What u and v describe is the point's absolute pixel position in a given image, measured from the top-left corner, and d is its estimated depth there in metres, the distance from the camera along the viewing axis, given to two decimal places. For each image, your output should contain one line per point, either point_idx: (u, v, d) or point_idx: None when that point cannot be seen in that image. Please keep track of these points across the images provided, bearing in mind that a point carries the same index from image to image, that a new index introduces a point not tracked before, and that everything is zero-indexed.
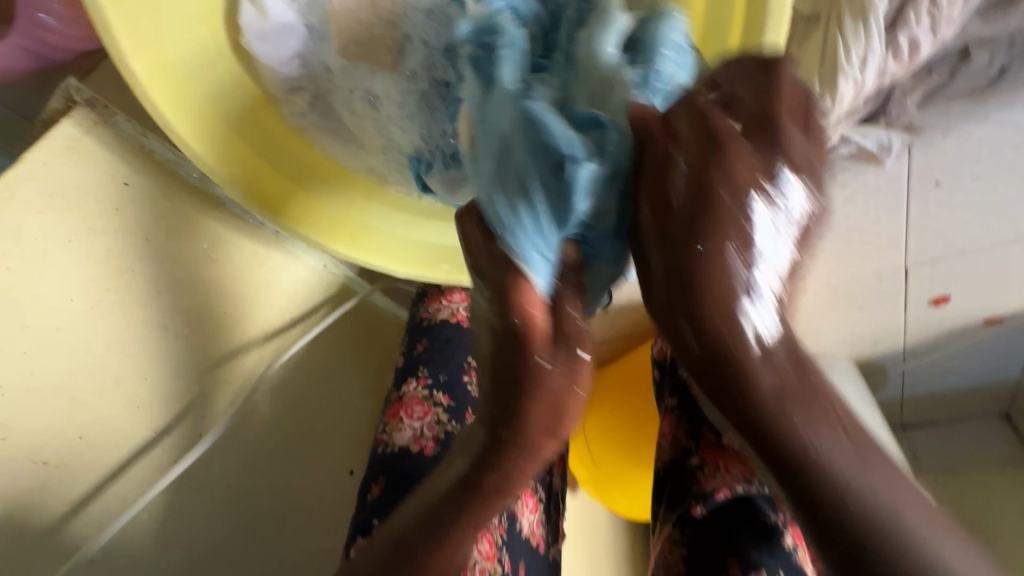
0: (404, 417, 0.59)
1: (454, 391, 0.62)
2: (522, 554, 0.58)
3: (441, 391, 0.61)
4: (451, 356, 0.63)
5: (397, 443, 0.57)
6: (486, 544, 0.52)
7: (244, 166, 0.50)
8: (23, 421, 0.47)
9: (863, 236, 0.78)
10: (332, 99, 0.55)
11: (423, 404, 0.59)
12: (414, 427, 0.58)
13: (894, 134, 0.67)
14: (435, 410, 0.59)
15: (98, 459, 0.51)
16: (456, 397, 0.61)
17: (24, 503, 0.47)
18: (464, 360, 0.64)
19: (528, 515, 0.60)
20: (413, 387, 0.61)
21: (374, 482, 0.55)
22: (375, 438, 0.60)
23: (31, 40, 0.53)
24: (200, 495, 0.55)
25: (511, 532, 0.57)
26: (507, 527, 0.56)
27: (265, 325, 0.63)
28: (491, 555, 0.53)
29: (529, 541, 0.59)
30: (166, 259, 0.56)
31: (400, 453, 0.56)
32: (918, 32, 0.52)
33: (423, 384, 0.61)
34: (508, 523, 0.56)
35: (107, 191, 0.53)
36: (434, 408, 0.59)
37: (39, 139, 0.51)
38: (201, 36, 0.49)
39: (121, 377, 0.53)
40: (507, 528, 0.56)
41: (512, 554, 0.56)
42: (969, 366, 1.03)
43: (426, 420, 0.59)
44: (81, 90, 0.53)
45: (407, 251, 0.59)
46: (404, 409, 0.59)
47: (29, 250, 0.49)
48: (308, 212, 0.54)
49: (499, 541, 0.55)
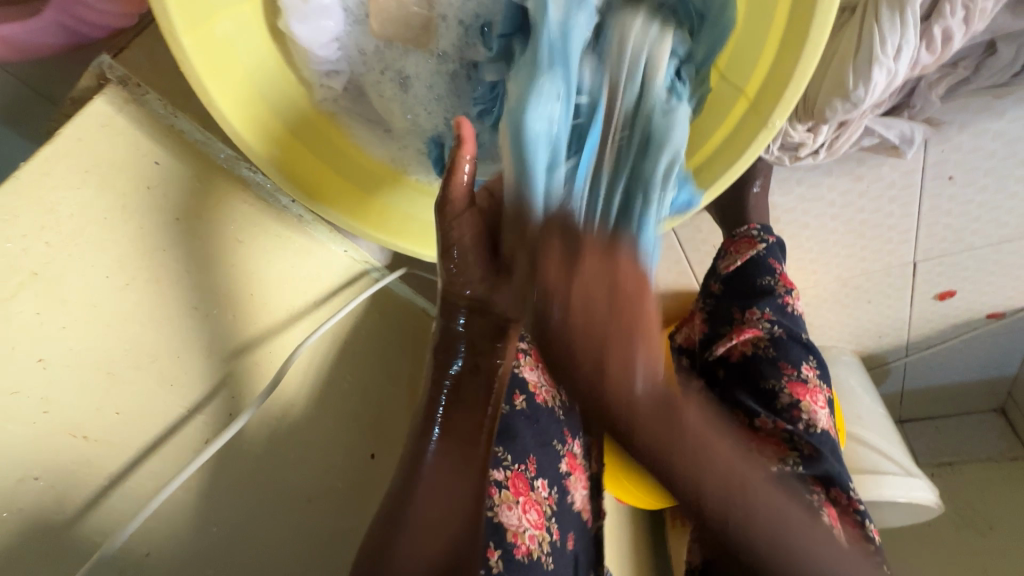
0: None
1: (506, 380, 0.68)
2: (572, 525, 0.67)
3: None
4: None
5: None
6: (534, 514, 0.61)
7: (284, 149, 0.51)
8: (64, 397, 0.47)
9: (874, 229, 0.80)
10: (364, 83, 0.58)
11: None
12: None
13: (917, 126, 0.67)
14: None
15: (133, 435, 0.50)
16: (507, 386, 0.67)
17: (63, 479, 0.46)
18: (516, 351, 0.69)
19: (579, 489, 0.70)
20: None
21: None
22: None
23: (68, 16, 0.52)
24: (230, 472, 0.56)
25: (560, 502, 0.66)
26: (557, 498, 0.66)
27: (289, 308, 0.64)
28: (540, 524, 0.61)
29: (580, 513, 0.69)
30: (197, 238, 0.56)
31: None
32: (952, 23, 0.54)
33: None
34: (557, 495, 0.66)
35: (135, 167, 0.52)
36: None
37: (73, 114, 0.49)
38: (243, 13, 0.49)
39: (156, 354, 0.53)
40: (558, 499, 0.66)
41: (559, 524, 0.65)
42: (969, 361, 1.04)
43: None
44: (114, 67, 0.52)
45: (431, 232, 0.59)
46: None
47: (68, 225, 0.48)
48: (345, 198, 0.55)
49: (548, 511, 0.64)
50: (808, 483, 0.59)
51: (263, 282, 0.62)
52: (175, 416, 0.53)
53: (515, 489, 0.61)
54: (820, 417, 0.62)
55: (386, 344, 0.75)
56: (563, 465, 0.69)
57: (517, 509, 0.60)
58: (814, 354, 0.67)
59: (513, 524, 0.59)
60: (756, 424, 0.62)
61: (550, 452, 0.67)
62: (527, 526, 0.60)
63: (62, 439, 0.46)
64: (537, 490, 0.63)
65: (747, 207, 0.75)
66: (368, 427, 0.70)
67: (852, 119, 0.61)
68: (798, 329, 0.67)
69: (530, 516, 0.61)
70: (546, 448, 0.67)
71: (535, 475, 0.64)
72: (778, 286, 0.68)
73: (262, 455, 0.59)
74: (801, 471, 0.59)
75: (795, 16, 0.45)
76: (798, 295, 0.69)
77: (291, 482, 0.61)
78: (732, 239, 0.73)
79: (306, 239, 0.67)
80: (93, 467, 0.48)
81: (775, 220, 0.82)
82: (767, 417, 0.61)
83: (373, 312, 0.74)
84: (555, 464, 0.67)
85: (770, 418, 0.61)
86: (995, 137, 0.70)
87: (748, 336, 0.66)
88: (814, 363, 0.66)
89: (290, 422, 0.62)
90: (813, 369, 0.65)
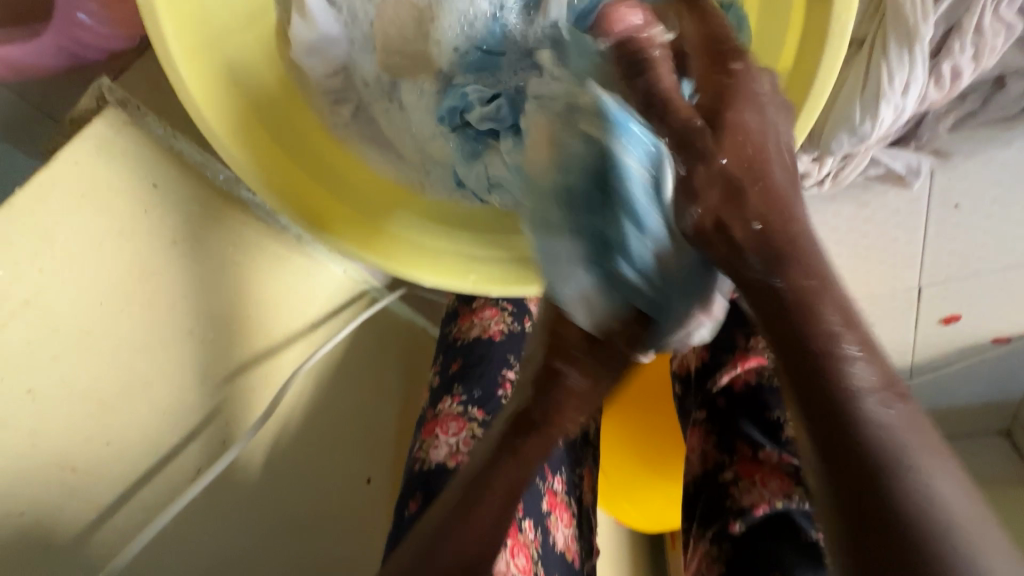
0: (439, 433, 0.60)
1: (488, 405, 0.63)
2: (557, 568, 0.60)
3: (475, 406, 0.62)
4: (485, 371, 0.65)
5: (434, 460, 0.58)
6: (522, 558, 0.55)
7: (284, 174, 0.49)
8: (54, 427, 0.46)
9: (880, 255, 0.79)
10: (372, 111, 0.59)
11: (459, 420, 0.60)
12: (449, 444, 0.59)
13: (923, 157, 0.68)
14: (470, 424, 0.60)
15: (125, 466, 0.50)
16: (490, 412, 0.62)
17: (49, 513, 0.45)
18: (498, 374, 0.65)
19: (562, 528, 0.63)
20: (448, 405, 0.62)
21: (411, 498, 0.55)
22: (410, 455, 0.61)
23: (70, 41, 0.52)
24: (223, 502, 0.55)
25: (545, 545, 0.59)
26: (542, 541, 0.59)
27: (287, 330, 0.63)
28: (527, 569, 0.55)
29: (565, 555, 0.62)
30: (193, 262, 0.56)
31: (437, 469, 0.57)
32: (961, 61, 0.54)
33: (458, 401, 0.62)
34: (542, 537, 0.59)
35: (133, 191, 0.52)
36: (469, 424, 0.60)
37: (72, 138, 0.49)
38: (244, 43, 0.50)
39: (149, 383, 0.52)
40: (543, 542, 0.59)
41: (547, 567, 0.58)
42: (976, 386, 1.02)
43: (461, 436, 0.59)
44: (113, 89, 0.51)
45: (440, 255, 0.56)
46: (439, 426, 0.60)
47: (62, 252, 0.48)
48: (348, 223, 0.53)
49: (534, 555, 0.57)
50: (812, 519, 0.55)
51: (261, 305, 0.61)
52: (168, 444, 0.53)
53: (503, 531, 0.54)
54: None
55: (382, 365, 0.74)
56: (545, 503, 0.62)
57: (506, 554, 0.53)
58: None
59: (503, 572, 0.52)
60: (758, 456, 0.59)
61: (535, 491, 0.61)
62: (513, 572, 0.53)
63: (52, 472, 0.46)
64: (525, 532, 0.57)
65: None
66: (363, 452, 0.68)
67: (857, 151, 0.61)
68: None
69: (519, 561, 0.55)
70: (532, 485, 0.61)
71: (523, 514, 0.58)
72: None
73: (255, 484, 0.58)
74: (806, 508, 0.54)
75: (808, 38, 0.45)
76: None
77: (284, 511, 0.60)
78: None
79: (304, 259, 0.65)
80: (82, 501, 0.47)
81: None
82: (772, 449, 0.59)
83: (370, 333, 0.73)
84: (539, 501, 0.61)
85: (775, 450, 0.59)
86: (1002, 166, 0.70)
87: (752, 363, 0.64)
88: None
89: (284, 449, 0.61)
90: None
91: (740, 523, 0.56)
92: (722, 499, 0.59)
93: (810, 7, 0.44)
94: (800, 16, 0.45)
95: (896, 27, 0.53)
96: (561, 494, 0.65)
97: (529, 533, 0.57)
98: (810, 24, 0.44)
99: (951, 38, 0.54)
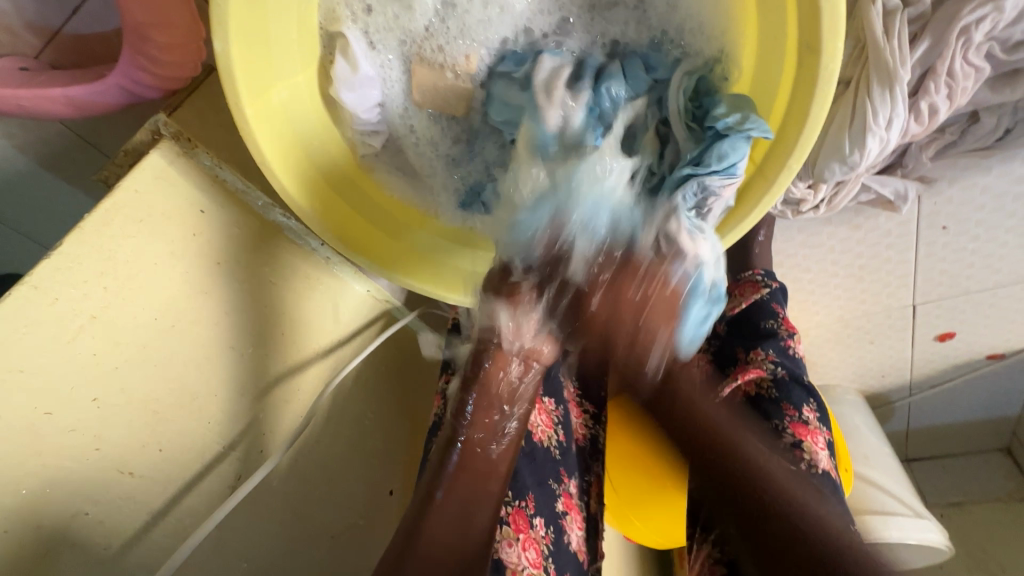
0: None
1: None
2: (569, 565, 0.63)
3: None
4: None
5: None
6: (533, 553, 0.59)
7: (327, 204, 0.56)
8: (115, 433, 0.50)
9: (874, 273, 0.84)
10: (402, 143, 0.63)
11: None
12: None
13: (909, 184, 0.73)
14: None
15: (173, 470, 0.53)
16: None
17: (107, 511, 0.49)
18: None
19: (575, 530, 0.66)
20: None
21: None
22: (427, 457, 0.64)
23: (129, 81, 0.55)
24: (259, 509, 0.58)
25: (557, 543, 0.63)
26: (554, 539, 0.62)
27: (317, 346, 0.67)
28: (537, 563, 0.59)
29: (577, 554, 0.66)
30: (235, 281, 0.60)
31: None
32: (937, 99, 0.60)
33: None
34: (554, 534, 0.62)
35: (185, 217, 0.56)
36: None
37: (132, 169, 0.53)
38: (297, 82, 0.55)
39: (196, 394, 0.56)
40: (554, 539, 0.62)
41: (558, 564, 0.62)
42: (974, 403, 1.04)
43: None
44: (169, 124, 0.56)
45: (447, 272, 0.61)
46: None
47: (125, 271, 0.52)
48: (377, 245, 0.59)
49: (545, 551, 0.61)
50: None
51: (294, 323, 0.65)
52: (212, 452, 0.56)
53: (516, 525, 0.60)
54: (821, 457, 0.63)
55: (403, 381, 0.77)
56: (560, 504, 0.66)
57: (517, 546, 0.59)
58: (814, 396, 0.68)
59: (512, 563, 0.58)
60: None
61: (546, 492, 0.65)
62: (524, 563, 0.58)
63: (112, 474, 0.50)
64: (537, 528, 0.61)
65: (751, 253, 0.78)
66: (387, 464, 0.71)
67: (848, 179, 0.66)
68: (800, 372, 0.69)
69: (530, 554, 0.59)
70: (543, 485, 0.65)
71: (534, 511, 0.62)
72: (780, 329, 0.71)
73: (289, 494, 0.61)
74: None
75: (800, 82, 0.49)
76: (800, 338, 0.71)
77: (313, 520, 0.62)
78: (736, 282, 0.77)
79: (333, 280, 0.69)
80: (136, 504, 0.51)
81: (779, 264, 0.85)
82: None
83: (389, 352, 0.76)
84: (552, 501, 0.65)
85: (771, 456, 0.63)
86: (984, 191, 0.75)
87: (751, 375, 0.68)
88: (814, 405, 0.67)
89: (316, 459, 0.64)
90: (813, 411, 0.67)
91: (735, 526, 0.61)
92: (723, 503, 0.62)
93: (798, 59, 0.48)
94: (792, 61, 0.49)
95: (878, 71, 0.59)
96: (574, 498, 0.69)
97: (541, 529, 0.61)
98: (802, 67, 0.48)
99: (927, 80, 0.60)
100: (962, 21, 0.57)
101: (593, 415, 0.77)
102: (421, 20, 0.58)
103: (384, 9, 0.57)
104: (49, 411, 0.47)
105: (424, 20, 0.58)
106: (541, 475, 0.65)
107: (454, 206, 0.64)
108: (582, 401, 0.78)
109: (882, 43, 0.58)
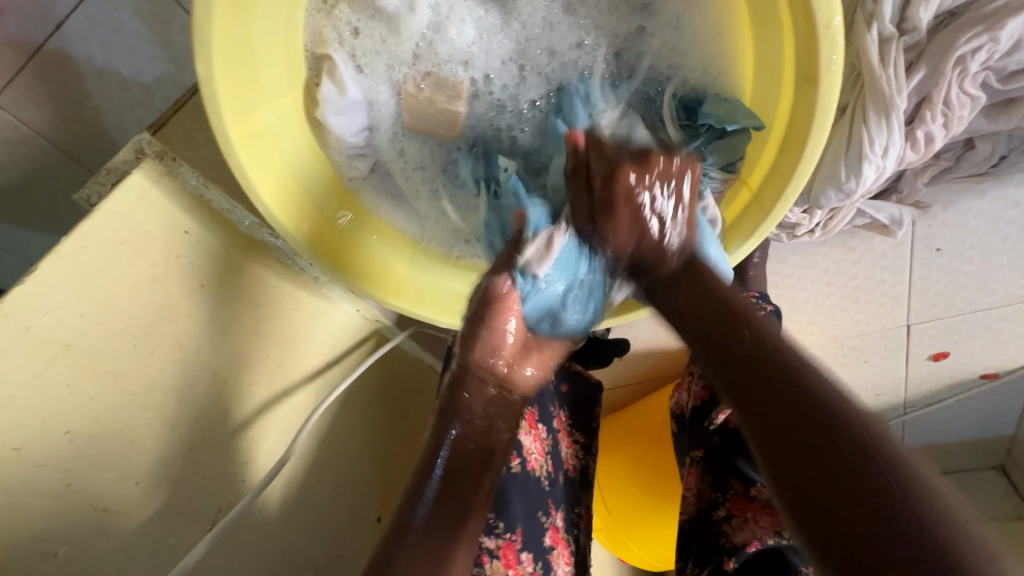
0: None
1: None
2: None
3: None
4: None
5: None
6: None
7: (311, 225, 0.54)
8: (90, 467, 0.49)
9: (868, 295, 0.83)
10: (389, 167, 0.62)
11: None
12: None
13: (904, 209, 0.73)
14: None
15: (149, 503, 0.51)
16: None
17: (79, 551, 0.47)
18: None
19: (562, 566, 0.63)
20: None
21: None
22: None
23: None
24: (238, 543, 0.55)
25: None
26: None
27: (301, 370, 0.65)
28: None
29: None
30: (220, 305, 0.58)
31: None
32: (933, 128, 0.60)
33: None
34: (543, 571, 0.60)
35: (165, 238, 0.54)
36: None
37: (112, 189, 0.51)
38: (285, 104, 0.54)
39: (177, 422, 0.54)
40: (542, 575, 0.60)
41: None
42: (969, 423, 1.03)
43: None
44: (152, 143, 0.54)
45: (450, 302, 0.59)
46: None
47: (100, 295, 0.50)
48: (365, 268, 0.57)
49: None
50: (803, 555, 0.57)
51: (280, 345, 0.63)
52: (193, 483, 0.54)
53: (505, 560, 0.57)
54: None
55: (392, 403, 0.75)
56: (547, 538, 0.63)
57: None
58: None
59: None
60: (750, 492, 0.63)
61: (537, 524, 0.62)
62: None
63: (83, 511, 0.48)
64: (524, 564, 0.58)
65: (747, 276, 0.78)
66: (376, 490, 0.69)
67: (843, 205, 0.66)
68: None
69: None
70: (532, 518, 0.61)
71: (522, 546, 0.59)
72: None
73: (274, 526, 0.59)
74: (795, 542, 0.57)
75: (798, 107, 0.48)
76: None
77: (296, 551, 0.60)
78: None
79: (321, 300, 0.68)
80: (109, 541, 0.49)
81: (773, 284, 0.85)
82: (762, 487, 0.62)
83: (377, 372, 0.74)
84: (540, 535, 0.61)
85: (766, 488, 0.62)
86: (977, 216, 0.76)
87: None
88: None
89: (300, 489, 0.62)
90: None
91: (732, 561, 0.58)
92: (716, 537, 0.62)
93: (797, 86, 0.48)
94: (791, 85, 0.48)
95: (874, 98, 0.58)
96: (561, 531, 0.66)
97: (530, 566, 0.58)
98: (800, 95, 0.47)
99: (922, 109, 0.60)
100: (958, 51, 0.57)
101: (584, 445, 0.73)
102: (409, 44, 0.58)
103: (372, 33, 0.57)
104: (17, 447, 0.45)
105: (412, 44, 0.58)
106: (530, 506, 0.62)
107: (439, 234, 0.63)
108: (573, 431, 0.73)
109: (878, 71, 0.58)
